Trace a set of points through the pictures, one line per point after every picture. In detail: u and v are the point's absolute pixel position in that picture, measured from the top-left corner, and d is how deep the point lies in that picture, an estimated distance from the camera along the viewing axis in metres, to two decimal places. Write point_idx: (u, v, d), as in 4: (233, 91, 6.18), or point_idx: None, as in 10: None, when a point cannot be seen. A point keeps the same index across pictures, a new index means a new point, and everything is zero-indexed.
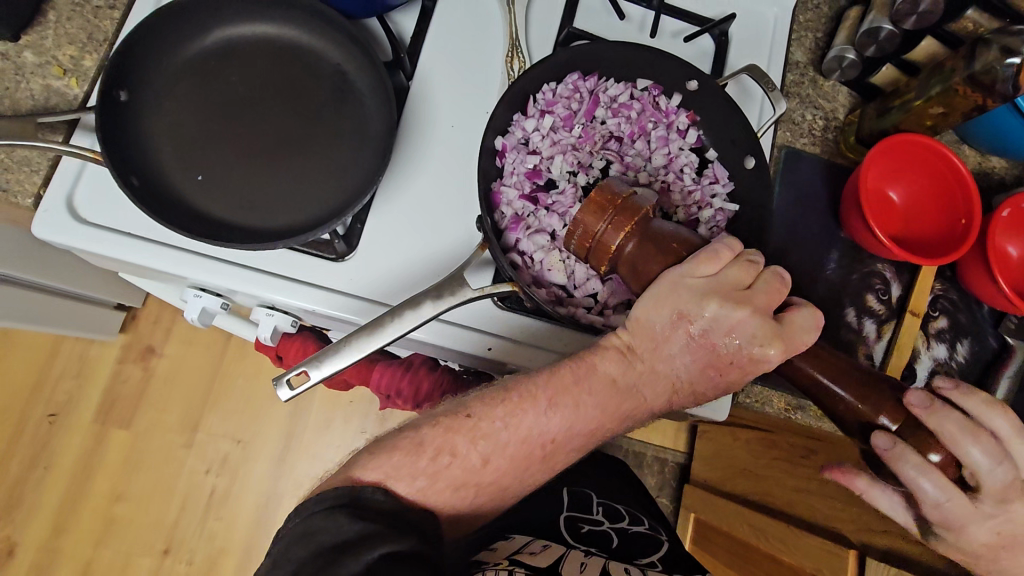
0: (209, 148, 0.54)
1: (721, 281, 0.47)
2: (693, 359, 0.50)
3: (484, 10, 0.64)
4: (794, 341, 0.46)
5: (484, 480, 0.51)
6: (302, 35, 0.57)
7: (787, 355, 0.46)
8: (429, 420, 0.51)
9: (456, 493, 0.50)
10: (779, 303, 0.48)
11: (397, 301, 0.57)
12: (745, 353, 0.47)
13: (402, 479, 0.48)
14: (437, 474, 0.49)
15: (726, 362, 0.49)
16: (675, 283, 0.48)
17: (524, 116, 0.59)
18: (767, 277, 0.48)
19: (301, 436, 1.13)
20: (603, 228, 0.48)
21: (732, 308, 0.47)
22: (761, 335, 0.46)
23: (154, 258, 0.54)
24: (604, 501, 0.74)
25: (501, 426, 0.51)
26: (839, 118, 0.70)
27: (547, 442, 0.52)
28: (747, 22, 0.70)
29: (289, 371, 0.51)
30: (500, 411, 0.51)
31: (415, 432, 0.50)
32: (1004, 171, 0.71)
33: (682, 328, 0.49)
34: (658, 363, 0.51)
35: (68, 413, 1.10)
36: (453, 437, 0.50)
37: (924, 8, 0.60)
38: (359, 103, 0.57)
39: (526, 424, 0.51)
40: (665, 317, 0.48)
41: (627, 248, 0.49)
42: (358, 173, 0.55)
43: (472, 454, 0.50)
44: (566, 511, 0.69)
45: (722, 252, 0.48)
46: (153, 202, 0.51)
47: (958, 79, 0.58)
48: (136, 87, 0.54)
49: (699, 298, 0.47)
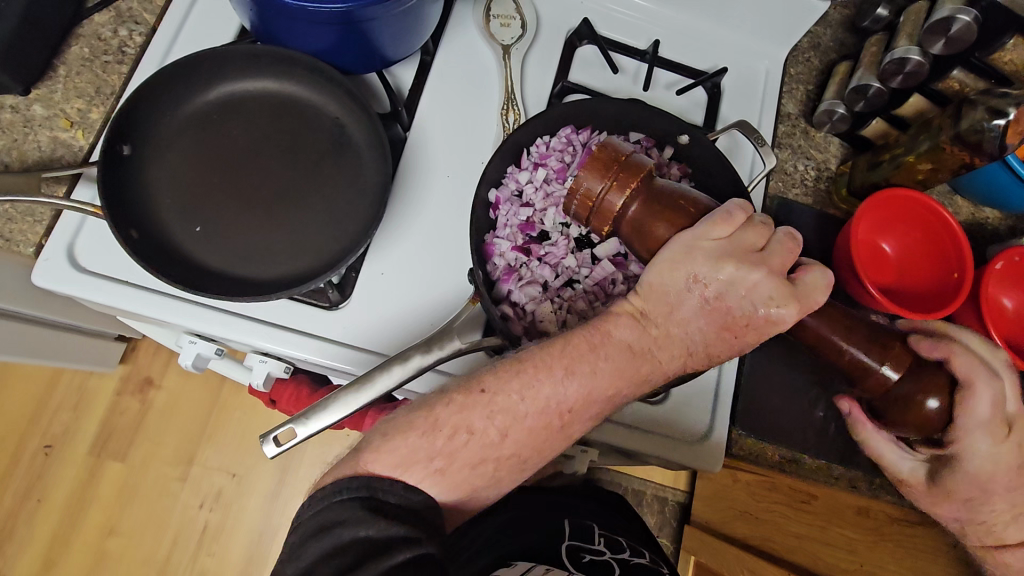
0: (209, 201, 0.56)
1: (737, 243, 0.47)
2: (707, 323, 0.48)
3: (480, 65, 0.66)
4: (809, 301, 0.47)
5: (504, 454, 0.47)
6: (303, 90, 0.59)
7: (802, 314, 0.46)
8: (440, 398, 0.47)
9: (476, 471, 0.47)
10: (790, 264, 0.48)
11: (392, 351, 0.58)
12: (760, 315, 0.47)
13: (419, 462, 0.46)
14: (453, 454, 0.46)
15: (742, 324, 0.48)
16: (691, 246, 0.46)
17: (518, 168, 0.61)
18: (779, 238, 0.48)
19: (297, 471, 1.12)
20: (606, 187, 0.48)
21: (750, 269, 0.47)
22: (777, 296, 0.46)
23: (150, 307, 0.55)
24: (606, 534, 0.72)
25: (518, 398, 0.47)
26: (832, 169, 0.72)
27: (564, 412, 0.48)
28: (740, 76, 0.72)
29: (276, 428, 0.51)
30: (515, 384, 0.47)
31: (428, 411, 0.47)
32: (997, 221, 0.72)
33: (696, 291, 0.47)
34: (672, 326, 0.49)
35: (63, 445, 1.10)
36: (467, 414, 0.47)
37: (911, 68, 0.58)
38: (358, 154, 0.58)
39: (543, 395, 0.47)
40: (680, 280, 0.47)
41: (630, 209, 0.49)
42: (354, 225, 0.56)
43: (489, 428, 0.47)
44: (567, 541, 0.67)
45: (736, 214, 0.47)
46: (151, 253, 0.52)
47: (945, 138, 0.59)
48: (139, 141, 0.55)
49: (716, 261, 0.46)
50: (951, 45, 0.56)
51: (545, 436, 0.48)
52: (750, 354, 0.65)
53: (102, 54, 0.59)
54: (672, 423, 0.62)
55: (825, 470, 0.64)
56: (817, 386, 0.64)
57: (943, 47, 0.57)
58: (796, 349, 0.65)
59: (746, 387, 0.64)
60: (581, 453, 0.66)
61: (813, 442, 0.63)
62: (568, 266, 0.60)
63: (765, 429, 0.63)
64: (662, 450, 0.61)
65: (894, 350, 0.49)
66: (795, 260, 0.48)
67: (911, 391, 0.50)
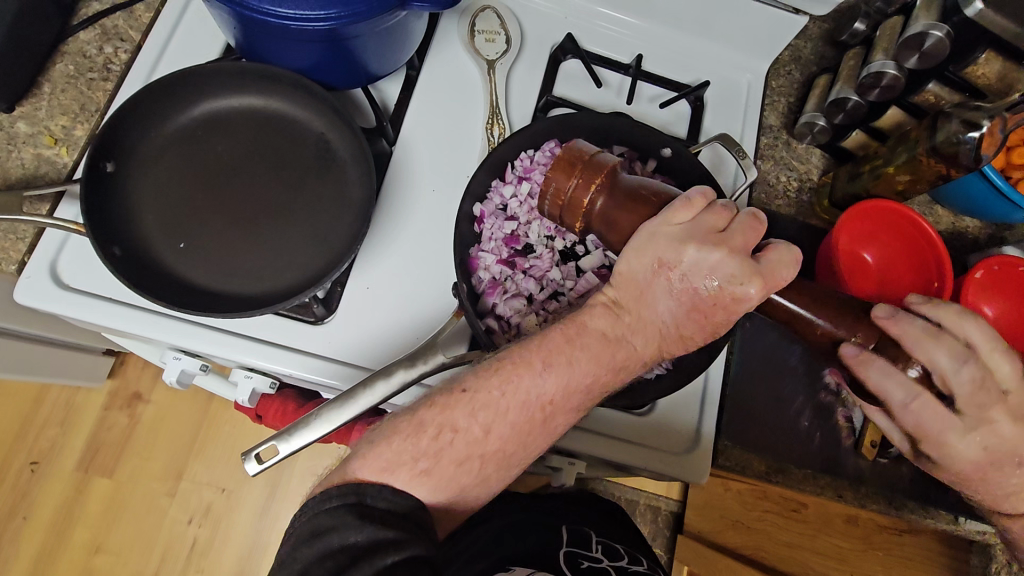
0: (194, 218, 0.56)
1: (698, 226, 0.47)
2: (677, 305, 0.48)
3: (467, 80, 0.67)
4: (775, 278, 0.45)
5: (489, 450, 0.47)
6: (286, 106, 0.59)
7: (767, 291, 0.45)
8: (422, 401, 0.48)
9: (463, 469, 0.47)
10: (755, 243, 0.47)
11: (379, 366, 0.58)
12: (726, 294, 0.46)
13: (405, 463, 0.45)
14: (439, 454, 0.46)
15: (710, 305, 0.47)
16: (654, 233, 0.47)
17: (502, 182, 0.61)
18: (742, 219, 0.48)
19: (287, 484, 1.12)
20: (573, 185, 0.49)
21: (710, 249, 0.46)
22: (740, 274, 0.45)
23: (133, 324, 0.55)
24: (603, 540, 0.71)
25: (499, 394, 0.47)
26: (814, 180, 0.73)
27: (546, 404, 0.48)
28: (722, 88, 0.73)
29: (257, 446, 0.51)
30: (495, 381, 0.47)
31: (411, 415, 0.47)
32: (976, 230, 0.73)
33: (663, 276, 0.47)
34: (644, 312, 0.49)
35: (51, 460, 1.09)
36: (450, 414, 0.47)
37: (887, 82, 0.59)
38: (342, 170, 0.58)
39: (523, 388, 0.47)
40: (647, 265, 0.47)
41: (598, 203, 0.49)
42: (339, 240, 0.56)
43: (473, 425, 0.47)
44: (565, 546, 0.66)
45: (695, 199, 0.48)
46: (134, 271, 0.52)
47: (923, 150, 0.60)
48: (122, 158, 0.55)
49: (677, 244, 0.46)
50: (925, 60, 0.57)
51: (528, 430, 0.47)
52: (735, 362, 0.65)
53: (87, 71, 0.59)
54: (658, 436, 0.62)
55: (812, 480, 0.64)
56: (802, 397, 0.65)
57: (918, 61, 0.58)
58: (779, 359, 0.66)
59: (732, 397, 0.65)
60: (568, 466, 0.65)
61: (799, 454, 0.64)
62: (553, 279, 0.61)
63: (751, 439, 0.64)
64: (649, 462, 0.61)
65: (864, 321, 0.49)
66: (760, 239, 0.47)
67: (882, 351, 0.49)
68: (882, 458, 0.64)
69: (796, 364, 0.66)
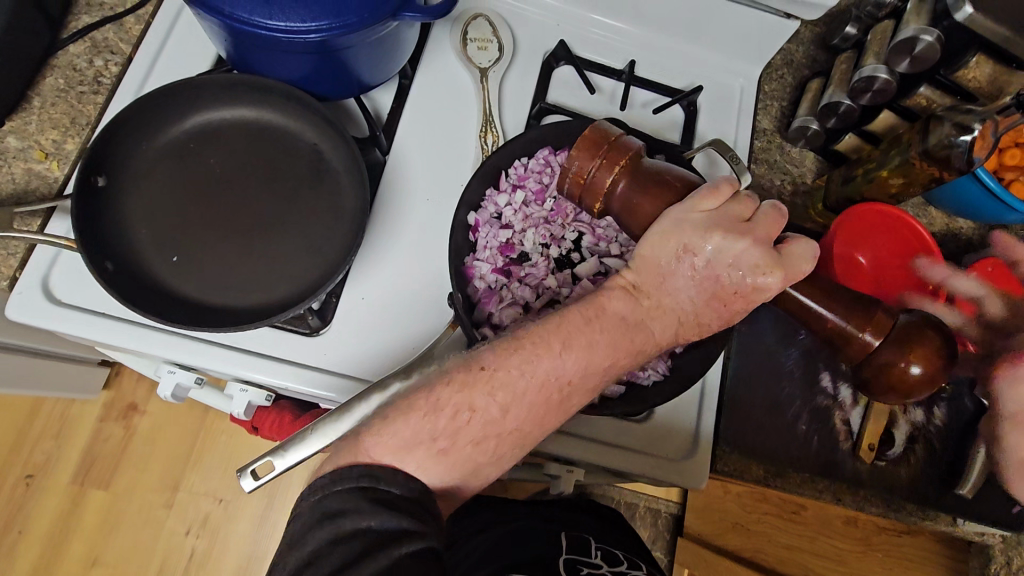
0: (186, 231, 0.55)
1: (723, 215, 0.48)
2: (698, 292, 0.48)
3: (461, 88, 0.67)
4: (794, 269, 0.47)
5: (507, 429, 0.46)
6: (278, 117, 0.59)
7: (787, 282, 0.47)
8: (439, 378, 0.46)
9: (479, 448, 0.46)
10: (776, 235, 0.49)
11: (377, 377, 0.58)
12: (748, 283, 0.47)
13: (423, 443, 0.44)
14: (456, 433, 0.45)
15: (731, 293, 0.48)
16: (678, 220, 0.48)
17: (496, 190, 0.61)
18: (765, 211, 0.49)
19: (285, 494, 1.11)
20: (596, 166, 0.50)
21: (735, 238, 0.47)
22: (763, 263, 0.46)
23: (127, 338, 0.54)
24: (603, 546, 0.71)
25: (518, 373, 0.45)
26: (807, 183, 0.73)
27: (564, 385, 0.47)
28: (715, 92, 0.73)
29: (254, 461, 0.50)
30: (516, 360, 0.46)
31: (429, 390, 0.46)
32: (970, 231, 0.73)
33: (686, 262, 0.48)
34: (664, 296, 0.49)
35: (46, 473, 1.08)
36: (470, 392, 0.45)
37: (878, 86, 0.60)
38: (336, 180, 0.58)
39: (543, 370, 0.46)
40: (670, 250, 0.48)
41: (618, 187, 0.50)
42: (333, 251, 0.56)
43: (491, 405, 0.45)
44: (565, 553, 0.66)
45: (722, 188, 0.49)
46: (126, 285, 0.52)
47: (915, 153, 0.60)
48: (113, 172, 0.55)
49: (703, 231, 0.47)
50: (916, 64, 0.57)
51: (545, 412, 0.46)
52: (732, 366, 0.65)
53: (78, 84, 0.59)
54: (655, 442, 0.62)
55: (810, 484, 0.63)
56: (799, 402, 0.65)
57: (909, 65, 0.57)
58: (776, 363, 0.66)
59: (730, 402, 0.64)
60: (567, 473, 0.64)
61: (797, 458, 0.64)
62: (549, 287, 0.60)
63: (749, 445, 0.64)
64: (647, 469, 0.61)
65: (875, 318, 0.50)
66: (780, 232, 0.49)
67: (892, 359, 0.49)
68: (880, 461, 0.64)
69: (793, 368, 0.66)
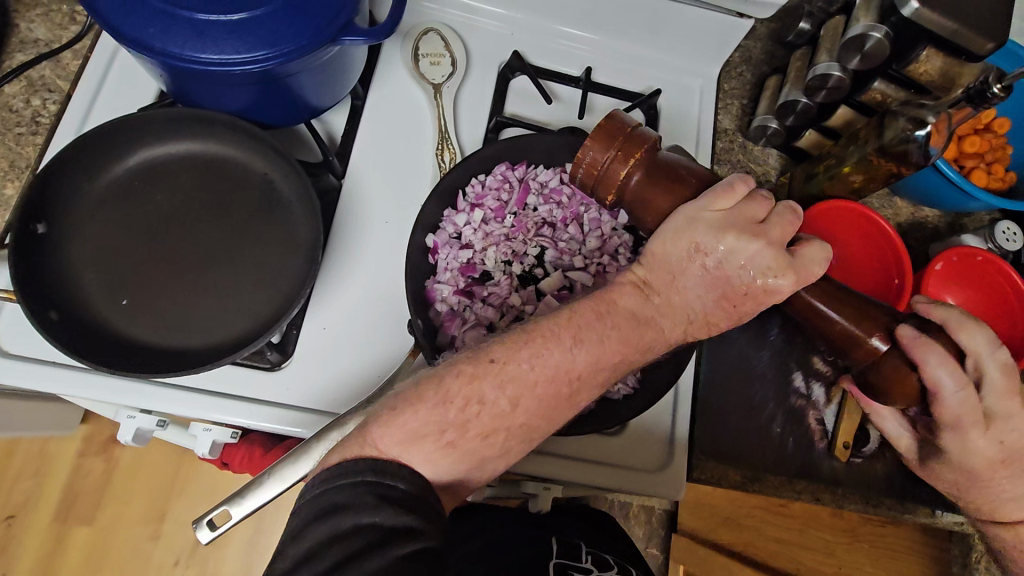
0: (134, 273, 0.54)
1: (738, 214, 0.46)
2: (708, 290, 0.46)
3: (414, 106, 0.66)
4: (806, 272, 0.45)
5: (516, 423, 0.44)
6: (225, 149, 0.57)
7: (799, 285, 0.45)
8: (450, 369, 0.44)
9: (488, 442, 0.44)
10: (789, 236, 0.47)
11: (342, 409, 0.56)
12: (758, 285, 0.45)
13: (430, 435, 0.42)
14: (466, 425, 0.43)
15: (741, 294, 0.46)
16: (693, 218, 0.46)
17: (454, 211, 0.60)
18: (780, 212, 0.47)
19: (274, 515, 1.10)
20: (612, 156, 0.48)
21: (750, 239, 0.45)
22: (775, 266, 0.45)
23: (79, 387, 0.53)
24: (592, 549, 0.69)
25: (529, 366, 0.44)
26: (772, 180, 0.73)
27: (574, 377, 0.45)
28: (674, 94, 0.73)
29: (209, 512, 0.49)
30: (527, 352, 0.44)
31: (439, 380, 0.44)
32: (936, 219, 0.73)
33: (698, 261, 0.46)
34: (674, 295, 0.47)
35: (27, 513, 1.06)
36: (480, 384, 0.43)
37: (833, 84, 0.59)
38: (288, 211, 0.57)
39: (554, 362, 0.44)
40: (682, 248, 0.46)
41: (633, 179, 0.48)
42: (288, 284, 0.55)
43: (501, 399, 0.43)
44: (554, 557, 0.65)
45: (737, 186, 0.47)
46: (74, 334, 0.50)
47: (872, 150, 0.59)
48: (54, 217, 0.53)
49: (716, 232, 0.45)
50: (866, 61, 0.57)
51: (555, 404, 0.45)
52: (703, 368, 0.65)
53: (15, 126, 0.57)
54: (632, 454, 0.62)
55: (787, 486, 0.63)
56: (773, 402, 0.65)
57: (859, 62, 0.57)
58: (748, 365, 0.66)
59: (704, 407, 0.64)
60: (544, 491, 0.63)
61: (774, 460, 0.63)
62: (513, 305, 0.59)
63: (726, 450, 0.63)
64: (623, 482, 0.60)
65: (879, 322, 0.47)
66: (796, 233, 0.47)
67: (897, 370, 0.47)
68: (856, 458, 0.64)
69: (765, 371, 0.66)
